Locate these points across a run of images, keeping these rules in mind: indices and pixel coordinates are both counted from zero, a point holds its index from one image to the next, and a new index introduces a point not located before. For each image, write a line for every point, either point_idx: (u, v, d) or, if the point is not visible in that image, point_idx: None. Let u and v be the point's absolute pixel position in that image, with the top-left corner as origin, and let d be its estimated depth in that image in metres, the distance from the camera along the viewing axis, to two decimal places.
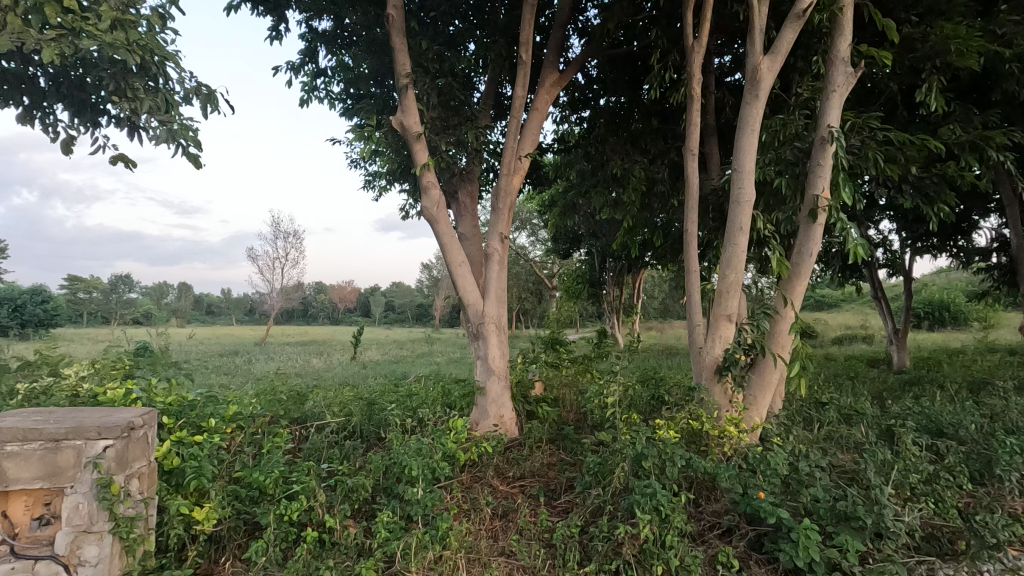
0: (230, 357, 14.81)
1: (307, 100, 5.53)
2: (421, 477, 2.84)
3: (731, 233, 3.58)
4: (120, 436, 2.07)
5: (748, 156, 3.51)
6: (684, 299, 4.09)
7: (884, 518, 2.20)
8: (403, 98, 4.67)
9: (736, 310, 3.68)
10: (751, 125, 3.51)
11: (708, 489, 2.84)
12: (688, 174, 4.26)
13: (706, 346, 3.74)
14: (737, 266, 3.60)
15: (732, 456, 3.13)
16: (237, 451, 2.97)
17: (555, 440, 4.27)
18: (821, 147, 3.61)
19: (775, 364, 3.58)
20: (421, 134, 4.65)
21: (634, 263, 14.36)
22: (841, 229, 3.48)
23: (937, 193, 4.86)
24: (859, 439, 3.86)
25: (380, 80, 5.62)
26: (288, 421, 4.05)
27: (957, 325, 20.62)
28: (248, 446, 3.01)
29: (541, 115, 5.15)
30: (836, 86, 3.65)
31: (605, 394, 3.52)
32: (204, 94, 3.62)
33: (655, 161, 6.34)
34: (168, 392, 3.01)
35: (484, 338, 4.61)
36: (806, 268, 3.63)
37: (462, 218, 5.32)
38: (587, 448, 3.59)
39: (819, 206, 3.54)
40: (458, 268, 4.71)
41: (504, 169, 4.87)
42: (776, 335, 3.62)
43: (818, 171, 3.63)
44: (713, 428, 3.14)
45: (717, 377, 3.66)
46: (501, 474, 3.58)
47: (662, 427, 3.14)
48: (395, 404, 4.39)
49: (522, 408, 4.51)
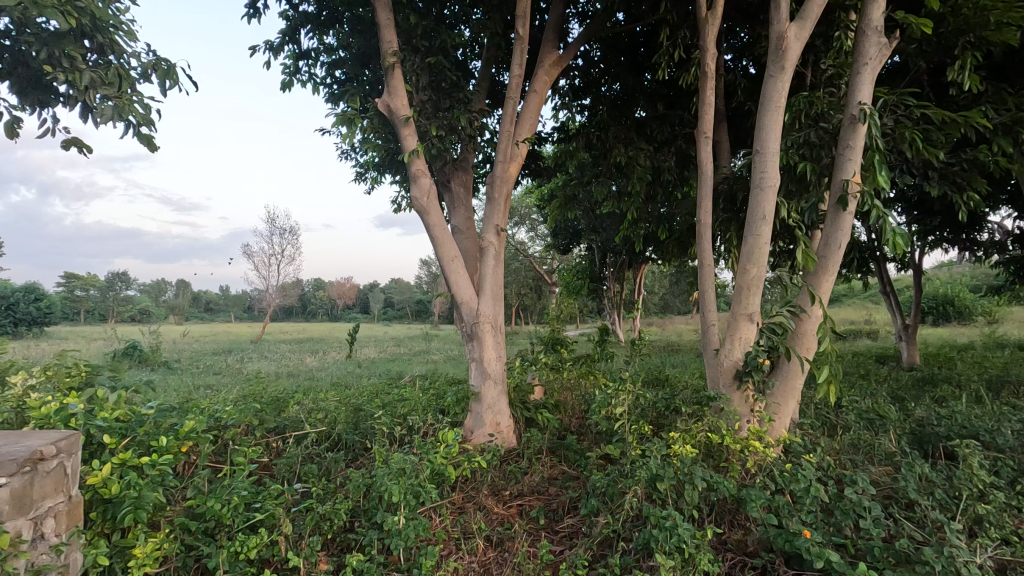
0: (223, 355, 14.42)
1: (289, 83, 5.15)
2: (403, 505, 2.50)
3: (753, 223, 3.20)
4: (17, 473, 1.74)
5: (773, 135, 3.12)
6: (696, 296, 3.73)
7: (955, 563, 1.83)
8: (391, 78, 4.31)
9: (758, 309, 3.31)
10: (776, 102, 3.12)
11: (731, 513, 2.52)
12: (701, 160, 3.89)
13: (723, 348, 3.38)
14: (760, 260, 3.22)
15: (755, 473, 2.78)
16: (197, 471, 2.62)
17: (556, 451, 3.94)
18: (852, 127, 3.24)
19: (799, 368, 3.23)
20: (410, 118, 4.28)
21: (636, 257, 14.01)
22: (876, 218, 3.11)
23: (968, 180, 4.50)
24: (891, 450, 3.51)
25: (368, 64, 5.24)
26: (263, 432, 3.72)
27: (962, 320, 20.30)
28: (205, 468, 2.65)
29: (541, 97, 4.77)
30: (868, 59, 3.29)
31: (612, 404, 3.16)
32: (163, 70, 3.27)
33: (661, 149, 5.97)
34: (117, 406, 2.64)
35: (478, 340, 4.25)
36: (836, 262, 3.26)
37: (455, 210, 4.94)
38: (592, 462, 3.25)
39: (850, 192, 3.18)
40: (450, 263, 4.35)
41: (500, 155, 4.47)
42: (801, 335, 3.26)
43: (848, 154, 3.26)
44: (735, 442, 2.78)
45: (736, 383, 3.29)
46: (497, 492, 3.23)
47: (677, 441, 2.79)
48: (383, 411, 4.05)
49: (520, 414, 4.16)
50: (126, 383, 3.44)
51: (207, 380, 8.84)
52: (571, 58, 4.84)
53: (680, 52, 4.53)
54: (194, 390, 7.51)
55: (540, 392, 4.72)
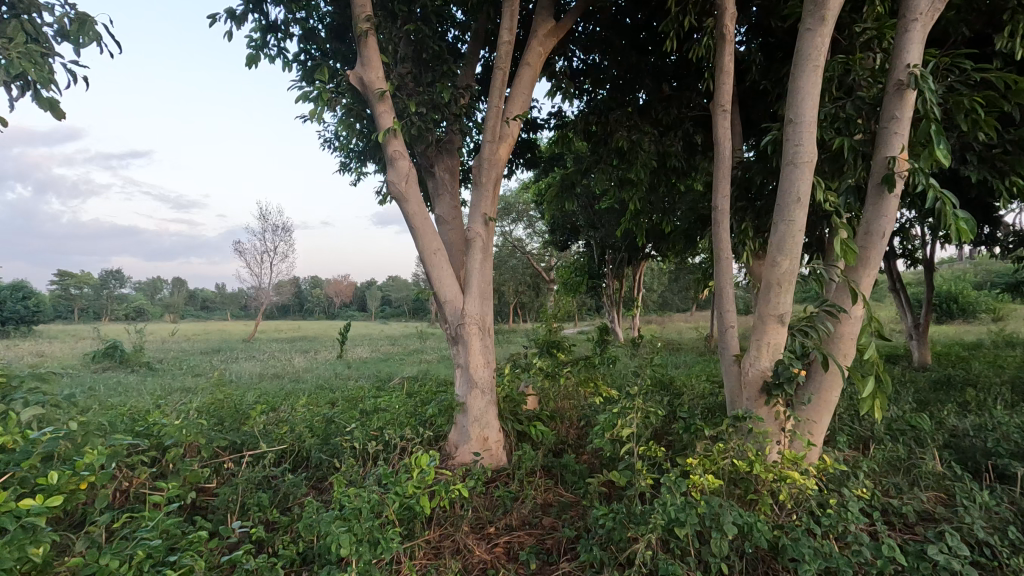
0: (209, 355, 13.97)
1: (255, 58, 4.63)
2: (354, 558, 2.05)
3: (785, 206, 2.67)
4: None
5: (810, 101, 2.61)
6: (712, 293, 3.21)
7: None
8: (364, 47, 3.82)
9: (790, 309, 2.78)
10: (814, 62, 2.61)
11: (765, 562, 2.09)
12: (719, 137, 3.37)
13: (747, 356, 2.85)
14: (793, 251, 2.70)
15: (791, 509, 2.34)
16: (96, 516, 2.13)
17: (550, 471, 3.45)
18: (899, 94, 2.73)
19: (838, 379, 2.71)
20: (385, 92, 3.78)
21: (634, 254, 13.55)
22: (931, 200, 2.57)
23: (1012, 164, 4.00)
24: (940, 473, 3.03)
25: (343, 39, 4.73)
26: (214, 452, 3.25)
27: (966, 317, 19.80)
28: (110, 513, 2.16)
29: (534, 70, 4.23)
30: (919, 15, 2.77)
31: (618, 424, 2.65)
32: (79, 26, 2.81)
33: (666, 133, 5.46)
34: (7, 430, 2.17)
35: (464, 343, 3.75)
36: (879, 253, 2.77)
37: (440, 197, 4.40)
38: (592, 491, 2.77)
39: (898, 171, 2.67)
40: (433, 257, 3.85)
41: (489, 135, 3.94)
42: (838, 340, 2.75)
43: (894, 127, 2.75)
44: (768, 472, 2.30)
45: (763, 397, 2.78)
46: (480, 527, 2.75)
47: (697, 470, 2.30)
48: (355, 426, 3.54)
49: (511, 428, 3.66)
50: (50, 395, 2.96)
51: (184, 383, 8.38)
52: (568, 28, 4.32)
53: (692, 21, 4.01)
54: (166, 395, 7.01)
55: (534, 401, 4.22)
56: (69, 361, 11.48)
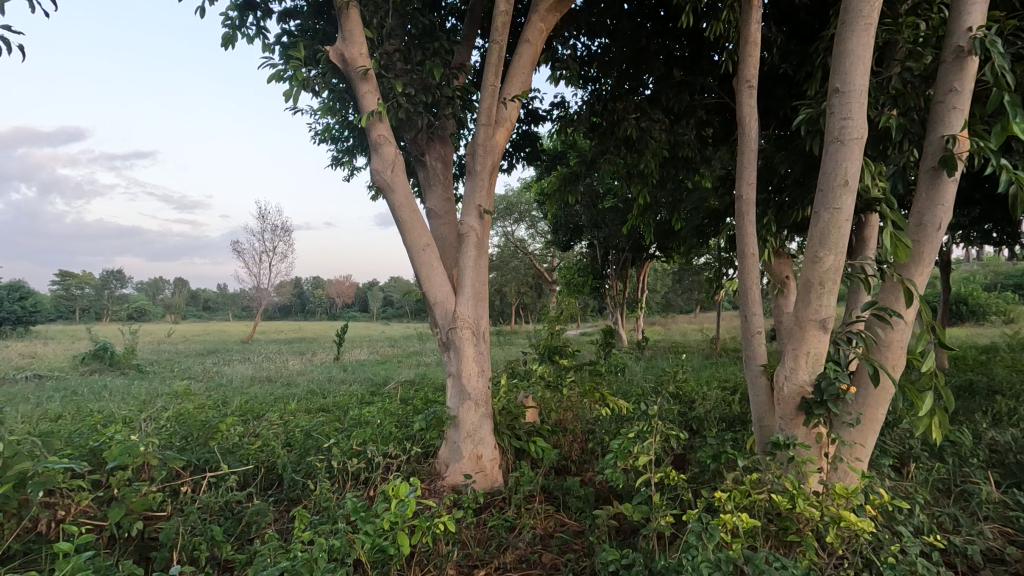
0: (203, 357, 13.66)
1: (232, 39, 4.25)
2: None
3: (829, 191, 2.28)
4: None
5: (857, 69, 2.23)
6: (738, 295, 2.80)
7: None
8: (346, 21, 3.44)
9: (833, 312, 2.37)
10: (866, 21, 2.23)
11: None
12: (745, 115, 2.96)
13: (781, 368, 2.46)
14: (837, 245, 2.30)
15: (840, 555, 1.97)
16: None
17: (551, 494, 3.05)
18: (960, 62, 2.32)
19: (886, 394, 2.33)
20: (370, 70, 3.41)
21: (638, 255, 13.14)
22: (1002, 183, 2.18)
23: None
24: (1002, 503, 2.62)
25: (329, 19, 4.33)
26: (170, 475, 2.87)
27: (977, 319, 19.25)
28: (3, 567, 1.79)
29: (534, 47, 3.81)
30: None
31: (634, 449, 2.25)
32: None
33: (677, 122, 5.06)
34: None
35: (456, 349, 3.36)
36: (934, 247, 2.37)
37: (431, 188, 3.99)
38: (601, 525, 2.38)
39: (958, 151, 2.28)
40: (422, 254, 3.46)
41: (483, 119, 3.53)
42: (886, 349, 2.36)
43: (952, 100, 2.35)
44: (816, 512, 1.91)
45: (801, 416, 2.39)
46: (469, 568, 2.37)
47: (730, 509, 1.91)
48: (334, 444, 3.14)
49: (507, 445, 3.24)
50: None
51: (171, 386, 8.04)
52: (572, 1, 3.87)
53: None
54: (147, 400, 6.64)
55: (535, 415, 3.74)
56: (58, 363, 11.11)
